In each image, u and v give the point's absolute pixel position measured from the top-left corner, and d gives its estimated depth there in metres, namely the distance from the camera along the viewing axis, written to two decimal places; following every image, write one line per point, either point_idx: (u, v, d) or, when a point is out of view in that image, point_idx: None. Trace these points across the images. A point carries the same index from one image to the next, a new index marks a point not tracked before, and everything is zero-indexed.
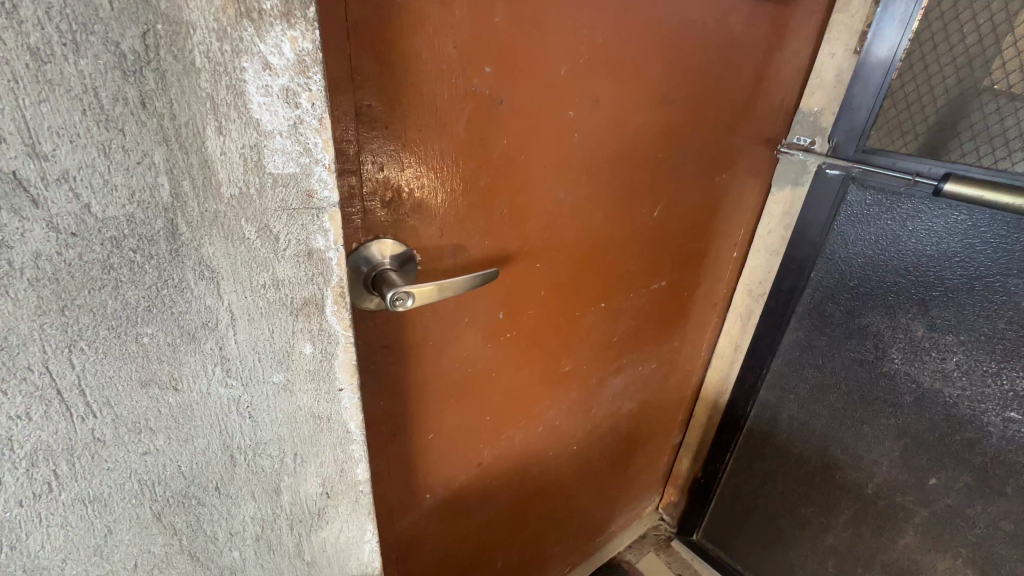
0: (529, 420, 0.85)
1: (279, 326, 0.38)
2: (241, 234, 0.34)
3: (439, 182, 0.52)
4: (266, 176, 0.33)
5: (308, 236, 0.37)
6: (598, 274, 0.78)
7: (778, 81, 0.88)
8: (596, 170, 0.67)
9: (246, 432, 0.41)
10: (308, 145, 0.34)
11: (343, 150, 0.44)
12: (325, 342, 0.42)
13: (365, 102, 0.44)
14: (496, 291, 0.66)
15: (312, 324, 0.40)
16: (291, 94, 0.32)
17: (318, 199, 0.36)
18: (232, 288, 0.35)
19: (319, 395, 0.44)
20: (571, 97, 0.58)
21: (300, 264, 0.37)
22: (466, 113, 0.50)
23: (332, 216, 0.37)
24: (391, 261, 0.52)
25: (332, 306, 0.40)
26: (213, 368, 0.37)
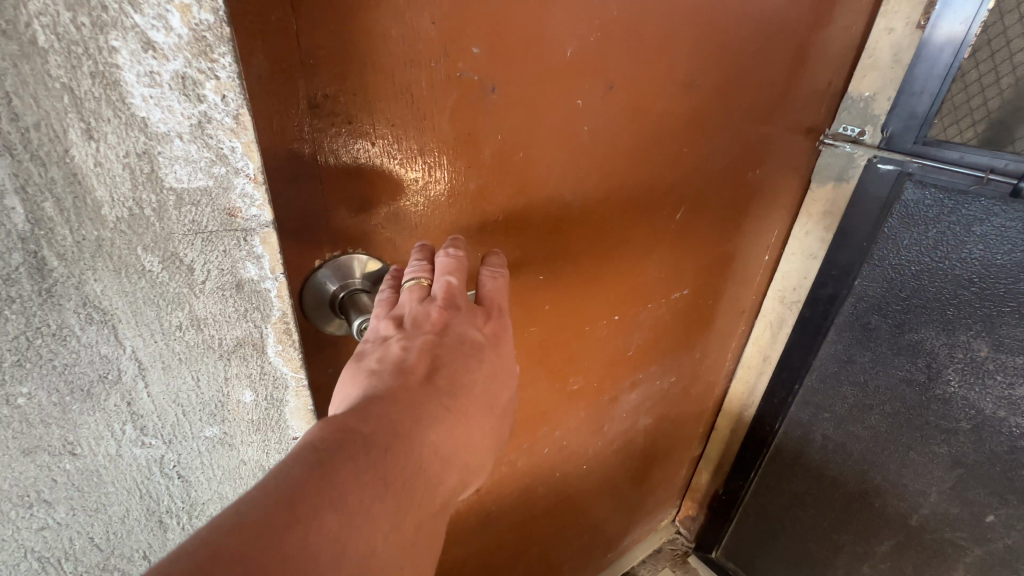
0: (533, 442, 0.77)
1: (208, 372, 0.32)
2: (137, 265, 0.27)
3: (421, 186, 0.44)
4: (165, 191, 0.26)
5: (235, 264, 0.29)
6: (613, 283, 0.69)
7: (824, 61, 0.77)
8: (610, 168, 0.57)
9: (175, 492, 0.36)
10: (222, 151, 0.26)
11: (293, 151, 0.36)
12: (271, 386, 0.35)
13: (321, 92, 0.36)
14: None
15: (250, 367, 0.33)
16: (190, 83, 0.24)
17: (243, 216, 0.28)
18: (134, 331, 0.29)
19: (268, 446, 0.37)
20: (581, 82, 0.49)
21: (227, 298, 0.30)
22: (451, 103, 0.42)
23: (269, 237, 0.29)
24: (364, 278, 0.44)
25: (275, 345, 0.33)
26: (119, 427, 0.32)
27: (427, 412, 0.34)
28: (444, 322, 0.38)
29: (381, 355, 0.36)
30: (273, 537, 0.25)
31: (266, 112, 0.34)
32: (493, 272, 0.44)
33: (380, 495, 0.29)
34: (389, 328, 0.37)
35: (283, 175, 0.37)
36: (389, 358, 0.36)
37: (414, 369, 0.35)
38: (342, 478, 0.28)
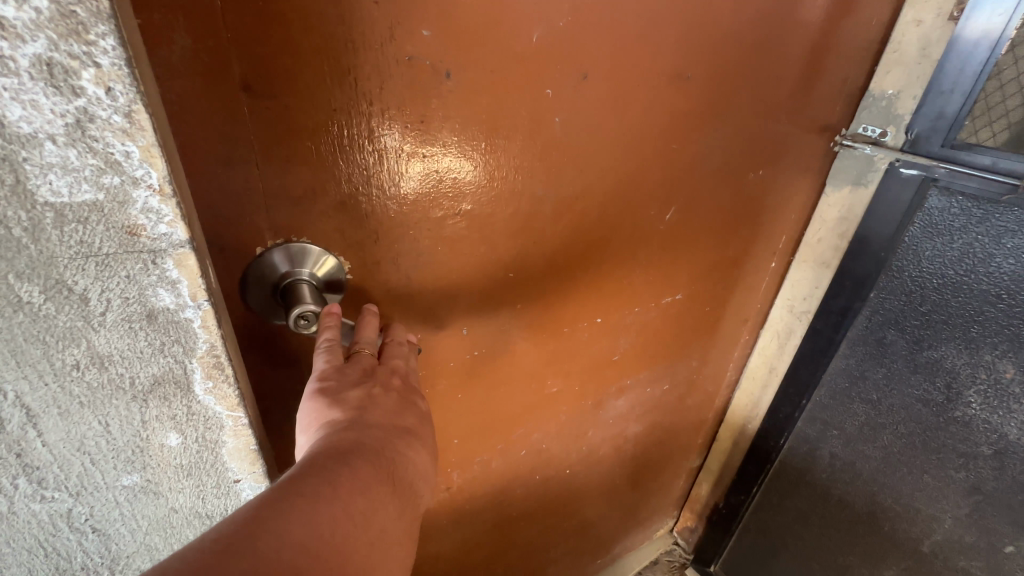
0: (509, 443, 0.74)
1: (122, 414, 0.34)
2: (28, 310, 0.29)
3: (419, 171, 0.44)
4: (45, 205, 0.26)
5: (144, 290, 0.31)
6: (594, 284, 0.66)
7: (841, 55, 0.71)
8: (586, 161, 0.54)
9: (93, 534, 0.39)
10: (112, 154, 0.26)
11: (229, 137, 0.35)
12: (198, 424, 0.37)
13: (255, 76, 0.35)
14: (460, 305, 0.55)
15: (167, 409, 0.35)
16: (66, 73, 0.24)
17: (149, 233, 0.29)
18: (28, 382, 0.31)
19: (192, 487, 0.40)
20: (549, 70, 0.46)
21: (137, 329, 0.32)
22: (400, 90, 0.40)
23: (184, 259, 0.31)
24: (316, 272, 0.43)
25: (203, 381, 0.35)
26: (22, 471, 0.34)
27: (404, 446, 0.39)
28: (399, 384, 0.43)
29: (353, 397, 0.39)
30: (308, 511, 0.30)
31: (191, 94, 0.33)
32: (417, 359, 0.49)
33: (380, 495, 0.34)
34: (354, 375, 0.40)
35: (215, 161, 0.36)
36: (370, 396, 0.40)
37: (387, 411, 0.40)
38: (353, 474, 0.34)
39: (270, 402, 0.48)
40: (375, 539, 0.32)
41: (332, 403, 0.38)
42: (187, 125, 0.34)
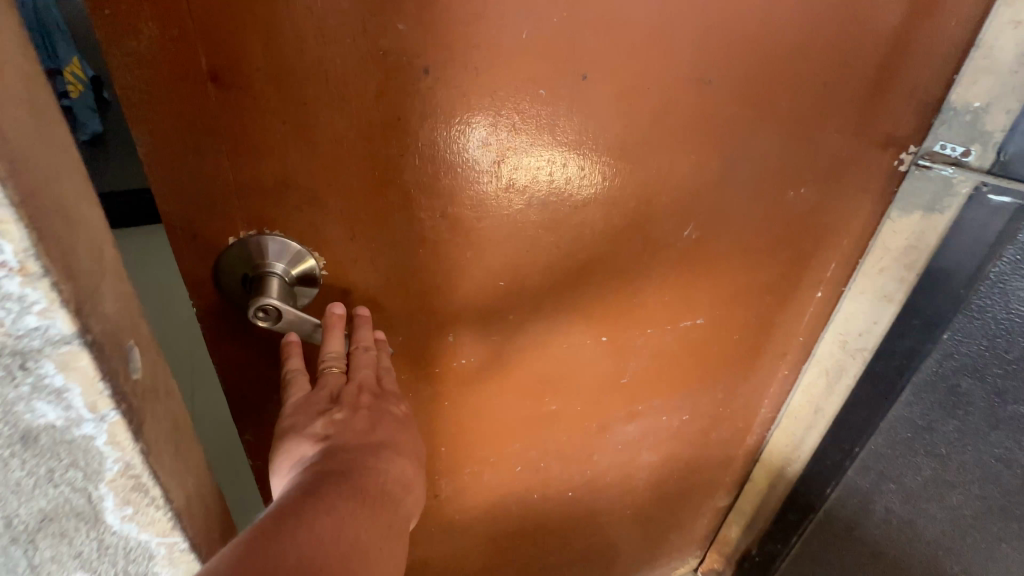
0: (502, 458, 0.71)
1: (4, 561, 0.31)
2: None
3: (538, 163, 0.49)
4: None
5: (23, 403, 0.27)
6: (597, 302, 0.61)
7: (913, 59, 0.61)
8: (587, 168, 0.51)
9: None
10: None
11: (195, 126, 0.36)
12: (112, 555, 0.34)
13: (222, 67, 0.35)
14: (444, 313, 0.53)
15: (70, 543, 0.32)
16: None
17: (9, 329, 0.24)
18: None
19: None
20: (541, 70, 0.44)
21: (17, 457, 0.28)
22: (373, 85, 0.39)
23: (69, 361, 0.26)
24: (290, 269, 0.44)
25: (116, 510, 0.32)
26: None
27: (379, 462, 0.41)
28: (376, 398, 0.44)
29: (320, 427, 0.40)
30: (273, 546, 0.30)
31: (157, 82, 0.34)
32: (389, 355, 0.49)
33: (351, 512, 0.35)
34: (319, 401, 0.42)
35: (179, 149, 0.36)
36: (336, 421, 0.41)
37: (361, 430, 0.41)
38: (320, 501, 0.35)
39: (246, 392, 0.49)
40: (349, 549, 0.33)
41: (299, 437, 0.40)
42: (151, 111, 0.34)
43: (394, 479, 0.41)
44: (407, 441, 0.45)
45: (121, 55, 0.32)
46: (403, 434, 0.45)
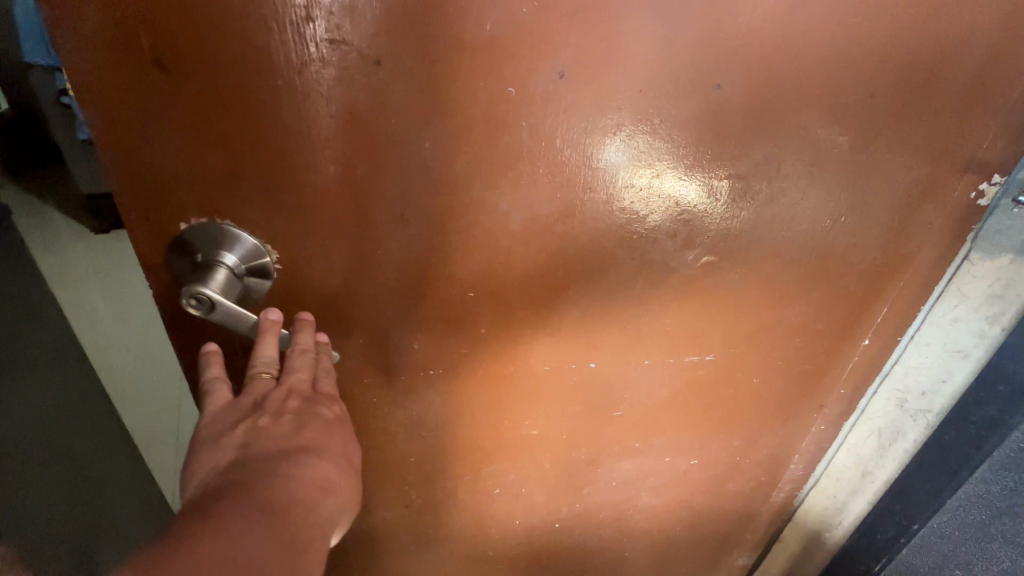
0: (478, 476, 0.67)
1: None
2: None
3: (694, 194, 0.50)
4: None
5: None
6: (581, 324, 0.56)
7: (1007, 65, 0.49)
8: (565, 176, 0.46)
9: None
10: None
11: (140, 112, 0.36)
12: None
13: (163, 53, 0.34)
14: (406, 320, 0.51)
15: None
16: None
17: None
18: None
19: None
20: (508, 64, 0.40)
21: None
22: (325, 76, 0.37)
23: None
24: (242, 260, 0.43)
25: None
26: None
27: (301, 460, 0.39)
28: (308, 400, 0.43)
29: (239, 433, 0.39)
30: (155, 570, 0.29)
31: (101, 68, 0.34)
32: (331, 358, 0.48)
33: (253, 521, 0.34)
34: (243, 407, 0.41)
35: (127, 134, 0.36)
36: (256, 428, 0.40)
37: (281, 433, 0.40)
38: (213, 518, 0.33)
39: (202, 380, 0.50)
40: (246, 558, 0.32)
41: (215, 444, 0.39)
42: (101, 95, 0.35)
43: (314, 482, 0.39)
44: (338, 442, 0.43)
45: (66, 41, 0.33)
46: (332, 435, 0.43)
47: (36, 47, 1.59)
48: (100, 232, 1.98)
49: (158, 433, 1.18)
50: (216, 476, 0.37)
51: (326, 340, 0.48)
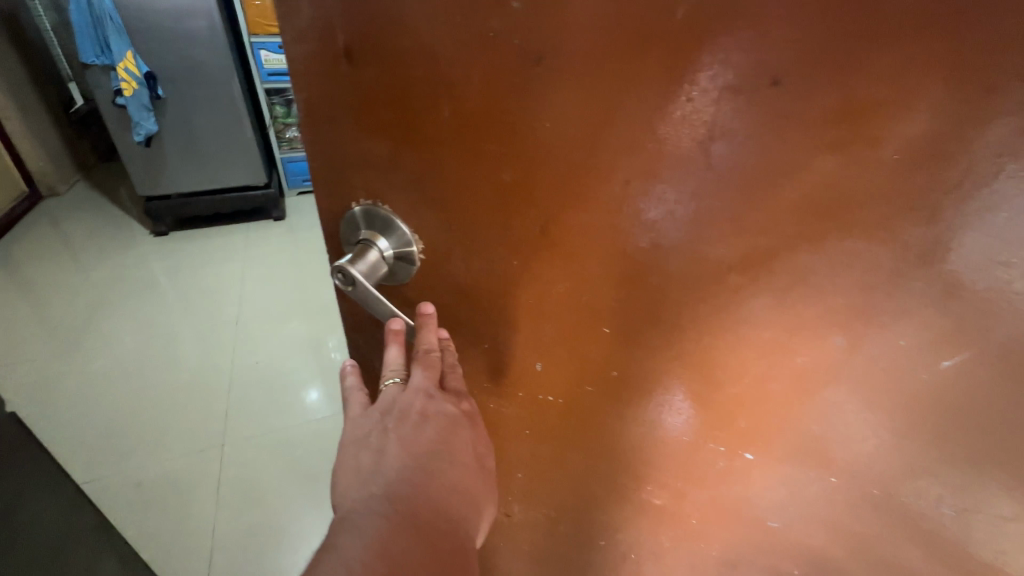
0: (584, 519, 0.61)
1: None
2: None
3: (983, 271, 0.32)
4: None
5: None
6: (736, 401, 0.43)
7: None
8: (753, 217, 0.34)
9: None
10: None
11: (331, 97, 0.39)
12: None
13: (353, 44, 0.36)
14: (535, 338, 0.47)
15: None
16: None
17: None
18: None
19: None
20: (691, 60, 0.30)
21: None
22: (480, 72, 0.34)
23: None
24: (392, 244, 0.45)
25: None
26: None
27: (436, 466, 0.40)
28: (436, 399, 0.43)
29: (376, 439, 0.41)
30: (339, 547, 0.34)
31: (308, 59, 0.38)
32: (454, 353, 0.48)
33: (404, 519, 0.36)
34: (376, 416, 0.42)
35: (321, 118, 0.41)
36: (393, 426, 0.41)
37: (422, 442, 0.40)
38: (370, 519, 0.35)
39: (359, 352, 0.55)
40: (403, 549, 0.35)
41: (357, 450, 0.40)
42: (306, 80, 0.39)
43: (447, 490, 0.40)
44: (465, 445, 0.43)
45: (287, 35, 0.37)
46: (458, 438, 0.43)
47: (91, 47, 1.72)
48: (158, 233, 2.17)
49: (199, 474, 1.33)
50: (358, 483, 0.38)
51: (448, 337, 0.48)
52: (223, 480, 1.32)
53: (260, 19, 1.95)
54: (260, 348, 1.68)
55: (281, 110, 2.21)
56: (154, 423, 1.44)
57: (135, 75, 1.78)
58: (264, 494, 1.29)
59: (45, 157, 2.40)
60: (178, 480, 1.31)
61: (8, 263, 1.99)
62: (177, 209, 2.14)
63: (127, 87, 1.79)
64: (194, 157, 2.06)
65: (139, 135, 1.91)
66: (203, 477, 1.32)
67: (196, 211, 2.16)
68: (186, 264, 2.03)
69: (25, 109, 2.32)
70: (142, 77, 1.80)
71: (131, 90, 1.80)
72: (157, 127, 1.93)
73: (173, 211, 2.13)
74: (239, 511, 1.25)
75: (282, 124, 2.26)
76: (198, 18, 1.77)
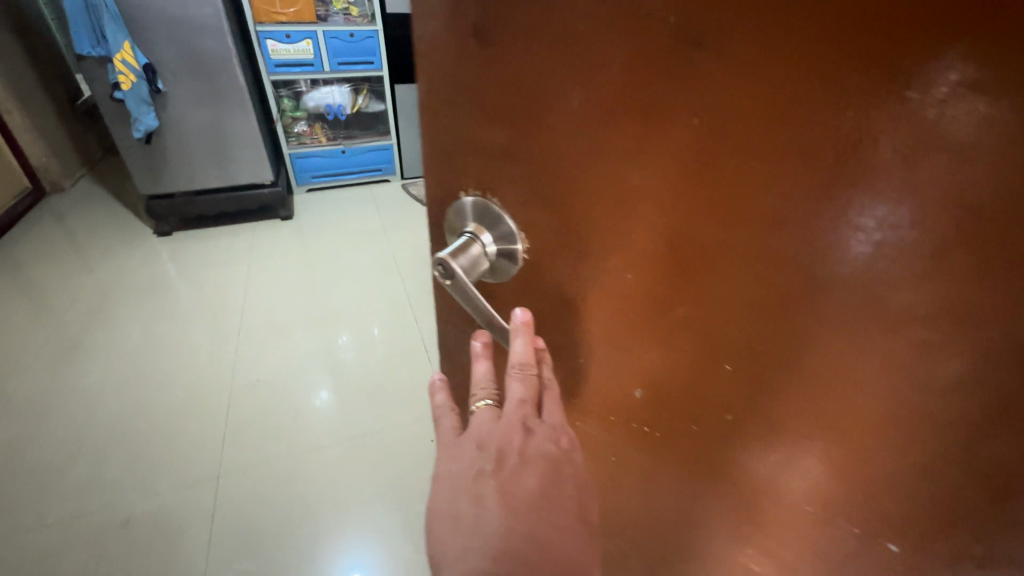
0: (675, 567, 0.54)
1: None
2: None
3: None
4: None
5: None
6: (893, 494, 0.33)
7: None
8: (961, 263, 0.25)
9: None
10: None
11: (457, 82, 0.38)
12: None
13: (485, 26, 0.34)
14: (636, 362, 0.42)
15: None
16: None
17: None
18: None
19: None
20: (915, 46, 0.22)
21: None
22: (622, 56, 0.29)
23: None
24: (495, 240, 0.43)
25: None
26: None
27: (538, 501, 0.37)
28: (535, 436, 0.40)
29: (473, 484, 0.38)
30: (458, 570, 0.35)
31: (435, 37, 0.37)
32: (550, 367, 0.44)
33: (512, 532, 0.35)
34: (471, 455, 0.39)
35: (442, 98, 0.40)
36: (493, 454, 0.39)
37: (524, 497, 0.37)
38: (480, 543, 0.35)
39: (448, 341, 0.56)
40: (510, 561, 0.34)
41: (455, 494, 0.38)
42: (436, 64, 0.39)
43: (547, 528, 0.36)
44: (566, 485, 0.39)
45: (424, 22, 0.38)
46: (556, 482, 0.39)
47: (89, 38, 1.77)
48: (160, 233, 2.29)
49: (190, 515, 1.23)
50: (460, 534, 0.36)
51: (544, 346, 0.45)
52: (218, 516, 1.23)
53: (265, 7, 2.08)
54: (258, 364, 1.64)
55: (288, 102, 2.41)
56: (136, 448, 1.38)
57: (132, 68, 1.82)
58: (263, 530, 1.20)
59: (47, 150, 2.65)
60: (169, 514, 1.23)
61: (70, 266, 2.10)
62: (181, 208, 2.25)
63: (125, 80, 1.83)
64: (219, 159, 2.19)
65: (139, 132, 1.97)
66: (197, 514, 1.23)
67: (200, 210, 2.28)
68: (199, 270, 2.08)
69: (27, 102, 2.56)
70: (141, 70, 1.85)
71: (129, 83, 1.84)
72: (156, 123, 1.99)
73: (175, 210, 2.24)
74: (243, 553, 1.16)
75: (290, 118, 2.45)
76: (204, 6, 1.86)
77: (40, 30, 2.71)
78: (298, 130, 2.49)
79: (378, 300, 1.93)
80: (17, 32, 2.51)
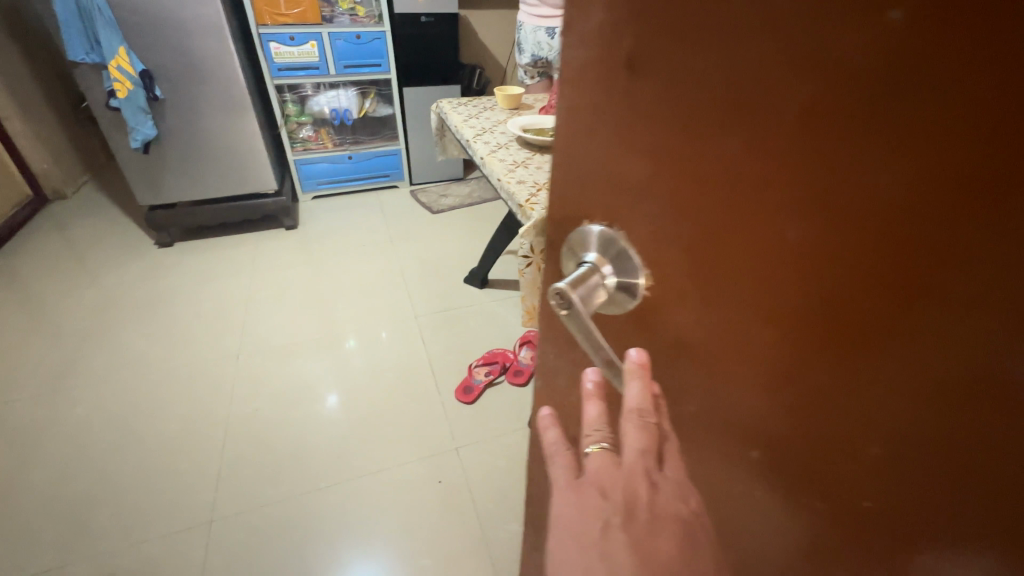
0: None
1: None
2: None
3: None
4: None
5: None
6: None
7: None
8: None
9: None
10: None
11: (604, 110, 0.36)
12: None
13: (641, 57, 0.31)
14: (760, 419, 0.33)
15: None
16: None
17: None
18: None
19: None
20: None
21: None
22: (801, 99, 0.23)
23: None
24: (616, 276, 0.39)
25: None
26: None
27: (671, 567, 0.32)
28: (662, 491, 0.35)
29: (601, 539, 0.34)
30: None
31: (584, 64, 0.36)
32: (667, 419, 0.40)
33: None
34: (595, 503, 0.35)
35: (582, 126, 0.38)
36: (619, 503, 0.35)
37: (661, 562, 0.32)
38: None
39: (546, 363, 0.54)
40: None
41: (580, 544, 0.34)
42: (580, 90, 0.37)
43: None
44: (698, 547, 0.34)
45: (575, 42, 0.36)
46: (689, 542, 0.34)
47: (82, 44, 1.68)
48: (162, 243, 2.21)
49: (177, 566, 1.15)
50: None
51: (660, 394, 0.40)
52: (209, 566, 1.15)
53: (268, 9, 2.01)
54: (256, 393, 1.58)
55: (292, 107, 2.34)
56: (129, 484, 1.31)
57: (127, 75, 1.75)
58: None
59: (49, 157, 2.57)
60: (155, 564, 1.15)
61: (70, 278, 2.04)
62: (183, 219, 2.17)
63: (120, 88, 1.76)
64: (221, 167, 2.12)
65: (137, 142, 1.89)
66: (186, 565, 1.15)
67: (201, 219, 2.20)
68: (197, 287, 2.01)
69: (29, 105, 2.47)
70: (137, 77, 1.78)
71: (126, 90, 1.77)
72: (154, 132, 1.91)
73: (175, 220, 2.16)
74: None
75: (295, 123, 2.39)
76: (203, 6, 1.77)
77: (43, 33, 2.64)
78: (304, 135, 2.43)
79: (389, 319, 1.88)
80: (18, 35, 2.44)
